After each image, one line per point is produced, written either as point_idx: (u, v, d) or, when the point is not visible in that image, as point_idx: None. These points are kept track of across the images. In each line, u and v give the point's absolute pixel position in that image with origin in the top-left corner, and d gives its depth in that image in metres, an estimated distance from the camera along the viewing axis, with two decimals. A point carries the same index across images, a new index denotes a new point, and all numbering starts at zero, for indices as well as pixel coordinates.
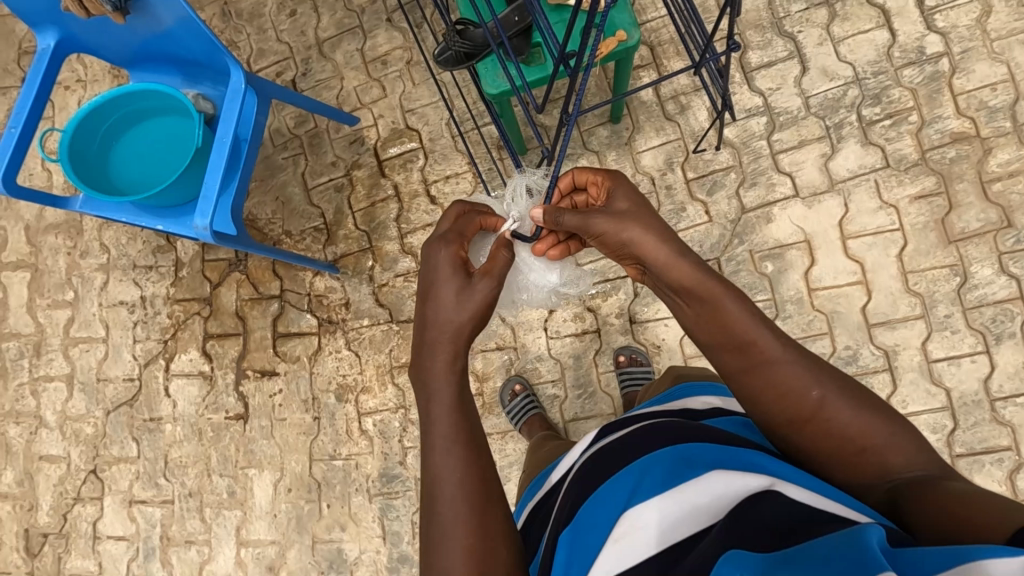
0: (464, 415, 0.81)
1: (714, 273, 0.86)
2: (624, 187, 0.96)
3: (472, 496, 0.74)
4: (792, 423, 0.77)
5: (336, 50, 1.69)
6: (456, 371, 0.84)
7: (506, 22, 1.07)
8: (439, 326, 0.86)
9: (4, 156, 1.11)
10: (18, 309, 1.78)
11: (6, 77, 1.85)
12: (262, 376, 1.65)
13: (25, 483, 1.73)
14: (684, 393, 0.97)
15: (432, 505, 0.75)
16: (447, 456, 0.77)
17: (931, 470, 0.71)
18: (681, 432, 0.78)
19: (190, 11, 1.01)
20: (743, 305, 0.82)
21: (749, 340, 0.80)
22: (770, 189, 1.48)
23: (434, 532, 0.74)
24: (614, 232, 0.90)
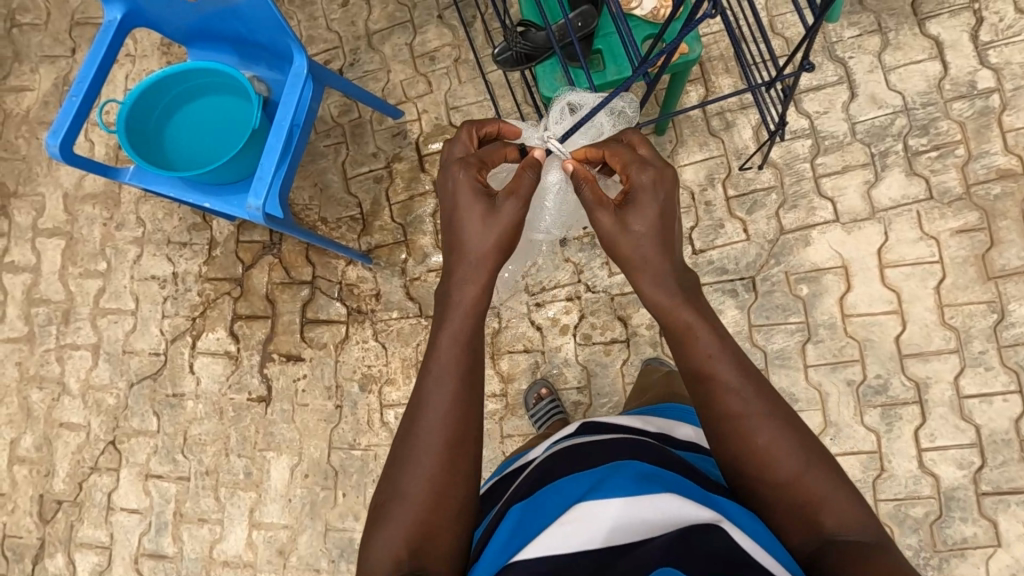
0: (469, 354, 0.83)
1: (695, 296, 0.84)
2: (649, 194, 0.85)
3: (451, 430, 0.79)
4: (742, 456, 0.77)
5: (386, 43, 1.70)
6: (472, 317, 0.84)
7: (572, 24, 1.08)
8: (465, 260, 0.85)
9: (64, 124, 1.13)
10: (50, 275, 1.79)
11: (56, 46, 1.87)
12: (287, 360, 1.66)
13: (43, 448, 1.74)
14: (673, 414, 1.01)
15: (411, 422, 0.80)
16: (439, 385, 0.81)
17: (861, 537, 0.71)
18: (655, 453, 0.82)
19: None
20: (715, 337, 0.81)
21: (713, 367, 0.80)
22: (810, 213, 1.48)
23: (404, 450, 0.80)
24: (627, 225, 0.83)
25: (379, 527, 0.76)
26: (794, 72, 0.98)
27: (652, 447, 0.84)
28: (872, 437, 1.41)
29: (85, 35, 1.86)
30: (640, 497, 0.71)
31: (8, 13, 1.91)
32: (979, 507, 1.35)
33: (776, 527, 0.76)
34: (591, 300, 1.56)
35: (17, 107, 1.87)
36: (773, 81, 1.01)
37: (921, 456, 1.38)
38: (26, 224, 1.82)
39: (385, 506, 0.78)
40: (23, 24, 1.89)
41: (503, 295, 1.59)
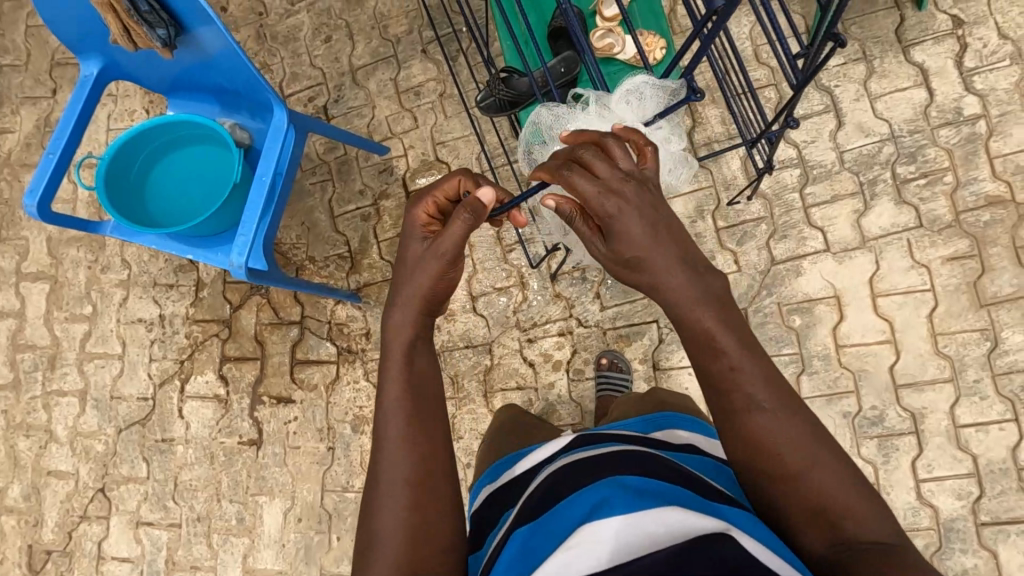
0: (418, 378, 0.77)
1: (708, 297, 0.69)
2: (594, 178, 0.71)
3: (415, 465, 0.72)
4: (751, 450, 0.66)
5: (370, 79, 1.69)
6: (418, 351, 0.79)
7: (553, 71, 1.07)
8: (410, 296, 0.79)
9: (41, 182, 1.11)
10: (35, 320, 1.77)
11: (37, 86, 1.85)
12: (278, 403, 1.63)
13: (32, 498, 1.71)
14: (666, 421, 0.93)
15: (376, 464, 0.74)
16: (390, 424, 0.74)
17: (885, 543, 0.60)
18: (660, 468, 0.75)
19: (234, 44, 0.99)
20: (738, 334, 0.68)
21: (735, 374, 0.67)
22: (801, 243, 1.48)
23: (372, 503, 0.72)
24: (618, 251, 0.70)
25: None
26: (778, 129, 0.96)
27: (655, 463, 0.77)
28: (869, 469, 1.40)
29: (66, 75, 1.84)
30: (640, 513, 0.65)
31: None
32: (979, 538, 1.34)
33: (788, 526, 0.65)
34: (583, 335, 1.54)
35: None
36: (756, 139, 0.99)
37: (919, 487, 1.37)
38: (9, 269, 1.80)
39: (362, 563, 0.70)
40: (3, 66, 1.87)
41: (495, 331, 1.58)
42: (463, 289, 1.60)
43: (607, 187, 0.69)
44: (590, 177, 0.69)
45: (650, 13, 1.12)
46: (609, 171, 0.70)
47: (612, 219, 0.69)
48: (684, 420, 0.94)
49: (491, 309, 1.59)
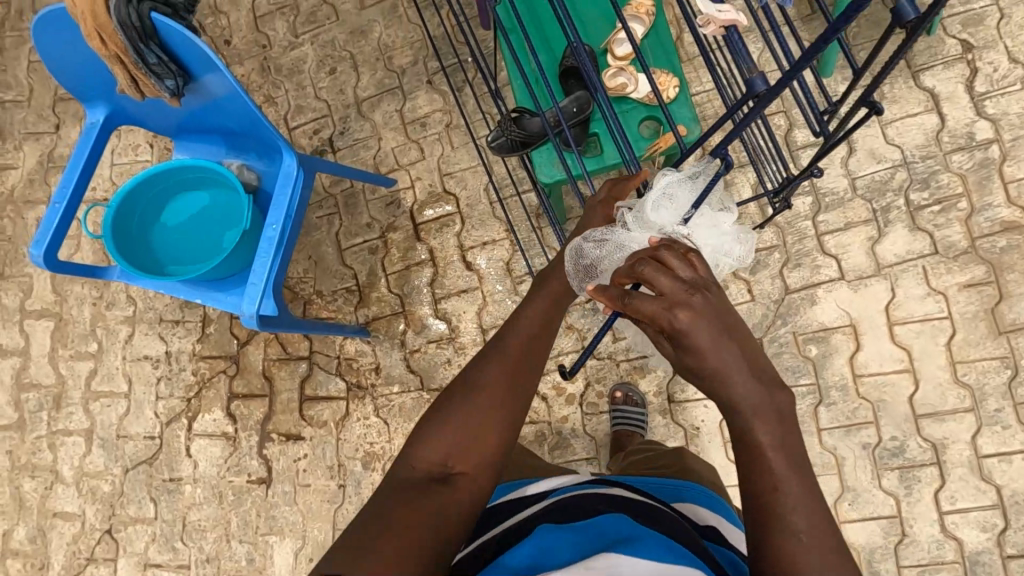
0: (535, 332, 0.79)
1: (778, 414, 0.64)
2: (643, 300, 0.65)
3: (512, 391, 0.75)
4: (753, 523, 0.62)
5: (376, 110, 1.68)
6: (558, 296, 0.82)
7: (565, 111, 1.07)
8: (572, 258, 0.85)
9: (47, 233, 1.09)
10: (40, 359, 1.75)
11: (40, 122, 1.84)
12: (287, 440, 1.61)
13: (37, 540, 1.68)
14: (696, 498, 0.88)
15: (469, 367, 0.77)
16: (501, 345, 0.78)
17: None
18: (681, 533, 0.70)
19: (238, 87, 0.96)
20: (778, 434, 0.63)
21: (777, 494, 0.61)
22: (815, 271, 1.46)
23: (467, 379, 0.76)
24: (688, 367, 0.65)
25: (429, 423, 0.73)
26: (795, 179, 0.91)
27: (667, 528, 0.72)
28: (891, 502, 1.37)
29: (69, 110, 1.83)
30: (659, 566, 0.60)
31: None
32: (1005, 572, 1.31)
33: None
34: (596, 367, 1.52)
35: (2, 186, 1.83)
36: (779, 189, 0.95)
37: (943, 519, 1.35)
38: (13, 306, 1.78)
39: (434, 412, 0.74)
40: (5, 102, 1.86)
41: None
42: (473, 323, 1.57)
43: (672, 302, 0.63)
44: (651, 297, 0.64)
45: (662, 50, 1.12)
46: (673, 284, 0.64)
47: (683, 334, 0.62)
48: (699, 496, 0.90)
49: None
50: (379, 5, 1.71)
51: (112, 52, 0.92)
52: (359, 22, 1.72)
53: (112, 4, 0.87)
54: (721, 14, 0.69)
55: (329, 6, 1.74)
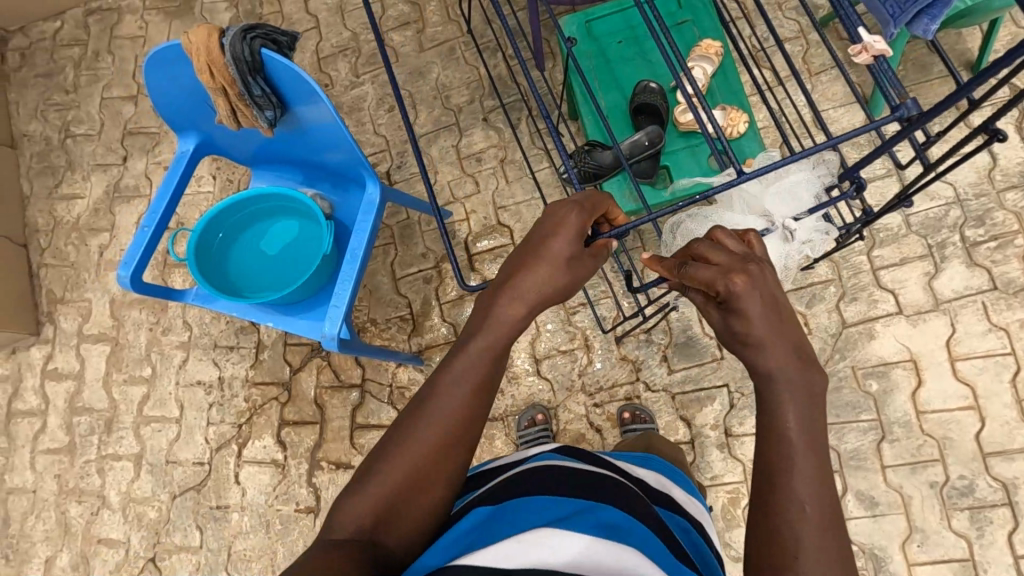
0: (485, 380, 0.69)
1: (813, 400, 0.61)
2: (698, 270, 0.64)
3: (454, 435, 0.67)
4: (759, 479, 0.60)
5: (432, 145, 1.74)
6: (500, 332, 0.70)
7: (637, 144, 1.11)
8: (519, 281, 0.70)
9: (135, 255, 1.14)
10: (94, 383, 1.77)
11: (108, 154, 1.92)
12: (337, 469, 1.60)
13: (80, 568, 1.66)
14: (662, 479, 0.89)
15: (422, 400, 0.69)
16: (453, 394, 0.68)
17: None
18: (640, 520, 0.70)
19: (336, 117, 1.01)
20: (806, 421, 0.60)
21: (794, 468, 0.58)
22: (872, 305, 1.46)
23: (408, 419, 0.68)
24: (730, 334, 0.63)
25: (366, 478, 0.66)
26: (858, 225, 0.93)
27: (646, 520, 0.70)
28: (963, 544, 1.33)
29: (137, 144, 1.92)
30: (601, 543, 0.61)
31: (62, 124, 1.97)
32: None
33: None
34: (651, 399, 1.51)
35: (68, 215, 1.90)
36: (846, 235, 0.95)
37: (1018, 564, 1.30)
38: (72, 330, 1.82)
39: (374, 462, 0.67)
40: (77, 135, 1.95)
41: (560, 395, 1.55)
42: (526, 354, 1.58)
43: (727, 270, 0.62)
44: (706, 265, 0.64)
45: (729, 90, 1.17)
46: (725, 258, 0.64)
47: (730, 300, 0.62)
48: (640, 458, 0.92)
49: (556, 373, 1.57)
50: (437, 49, 1.80)
51: (219, 84, 0.98)
52: (418, 64, 1.81)
53: (227, 40, 0.93)
54: (875, 41, 0.62)
55: (389, 48, 1.84)
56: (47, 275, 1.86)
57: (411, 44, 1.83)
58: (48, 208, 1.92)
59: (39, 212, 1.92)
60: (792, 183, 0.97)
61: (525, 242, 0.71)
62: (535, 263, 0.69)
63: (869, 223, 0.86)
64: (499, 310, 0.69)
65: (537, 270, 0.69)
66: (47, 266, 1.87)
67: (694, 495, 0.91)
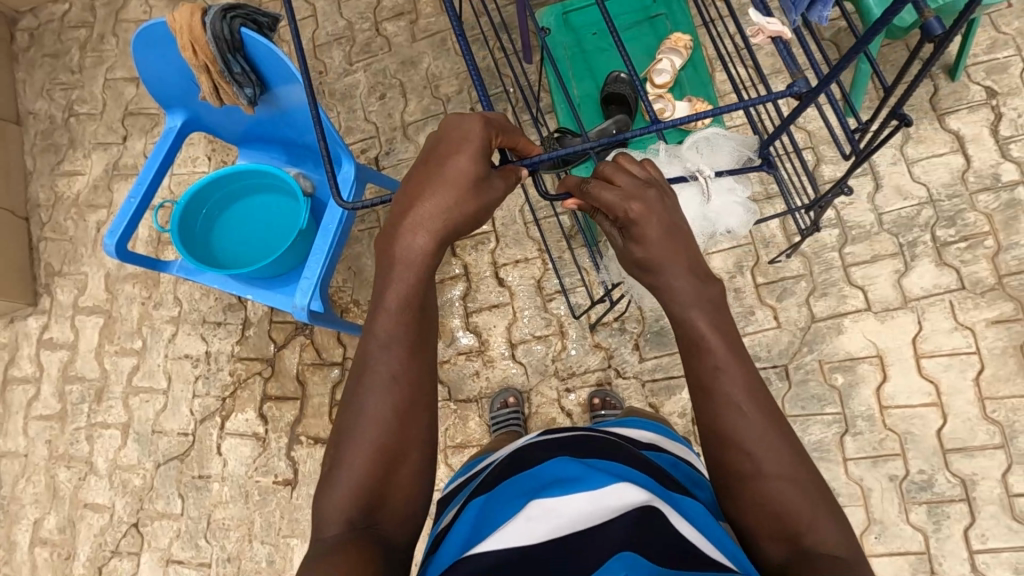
0: (418, 320, 0.72)
1: (714, 306, 0.72)
2: (602, 192, 0.73)
3: (402, 392, 0.70)
4: (695, 391, 0.71)
5: (420, 134, 1.79)
6: (421, 274, 0.71)
7: (604, 133, 1.14)
8: (424, 217, 0.70)
9: (121, 224, 1.19)
10: (87, 353, 1.83)
11: (110, 134, 1.98)
12: (315, 444, 1.65)
13: (66, 530, 1.72)
14: (637, 425, 0.92)
15: (362, 371, 0.71)
16: (387, 348, 0.71)
17: (843, 553, 0.61)
18: (612, 450, 0.75)
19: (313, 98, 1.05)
20: (713, 317, 0.71)
21: (718, 374, 0.69)
22: (841, 301, 1.49)
23: (355, 395, 0.71)
24: (637, 256, 0.73)
25: (337, 470, 0.68)
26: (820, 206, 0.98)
27: (615, 448, 0.75)
28: (920, 537, 1.35)
29: (137, 124, 1.97)
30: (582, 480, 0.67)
31: (67, 104, 2.03)
32: None
33: (764, 559, 0.65)
34: (622, 386, 1.55)
35: (68, 191, 1.96)
36: (812, 221, 1.05)
37: (973, 558, 1.32)
38: (67, 303, 1.88)
39: (338, 450, 0.69)
40: (80, 114, 2.01)
41: (533, 379, 1.59)
42: (503, 338, 1.62)
43: (627, 196, 0.71)
44: (610, 188, 0.72)
45: (699, 83, 1.20)
46: (628, 181, 0.72)
47: (635, 223, 0.71)
48: (626, 419, 0.95)
49: (530, 357, 1.60)
50: (429, 39, 1.85)
51: (201, 62, 1.02)
52: (410, 54, 1.85)
53: (209, 19, 0.98)
54: (770, 23, 0.70)
55: (383, 38, 1.88)
56: (46, 248, 1.93)
57: (404, 34, 1.87)
58: (50, 184, 1.98)
59: (41, 187, 1.98)
60: (713, 142, 1.05)
61: (417, 172, 0.72)
62: (434, 189, 0.70)
63: (815, 204, 0.92)
64: (412, 247, 0.70)
65: (440, 193, 0.70)
66: (47, 240, 1.93)
67: (680, 441, 0.93)
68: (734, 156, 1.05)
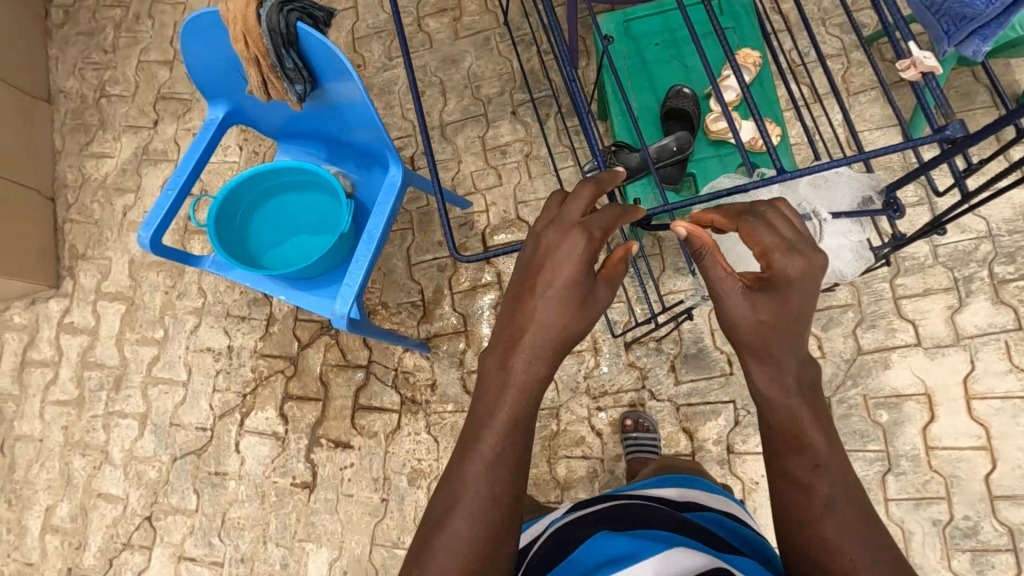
0: (523, 439, 0.66)
1: (810, 392, 0.66)
2: (769, 238, 0.65)
3: (497, 513, 0.63)
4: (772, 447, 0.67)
5: (458, 135, 1.74)
6: (526, 392, 0.66)
7: (666, 150, 1.09)
8: (537, 331, 0.65)
9: (157, 217, 1.16)
10: (107, 340, 1.80)
11: (140, 117, 1.94)
12: (335, 447, 1.61)
13: (78, 519, 1.69)
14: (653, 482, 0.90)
15: (453, 490, 0.65)
16: (484, 467, 0.64)
17: None
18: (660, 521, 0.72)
19: (367, 99, 1.01)
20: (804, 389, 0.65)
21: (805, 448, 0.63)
22: (890, 334, 1.43)
23: (445, 515, 0.64)
24: (758, 316, 0.64)
25: None
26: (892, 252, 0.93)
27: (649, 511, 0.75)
28: None
29: (169, 108, 1.94)
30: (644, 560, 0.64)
31: (98, 84, 2.00)
32: None
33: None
34: (655, 409, 1.50)
35: (96, 173, 1.93)
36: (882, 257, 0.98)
37: None
38: (90, 287, 1.85)
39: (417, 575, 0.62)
40: (111, 95, 1.98)
41: (563, 396, 1.54)
42: None
43: (790, 247, 0.64)
44: (775, 230, 0.65)
45: (764, 102, 1.15)
46: (789, 236, 0.65)
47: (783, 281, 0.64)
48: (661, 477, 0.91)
49: (561, 373, 1.56)
50: (471, 38, 1.80)
51: (252, 55, 0.98)
52: (451, 52, 1.80)
53: (264, 11, 0.94)
54: (926, 58, 0.63)
55: (424, 34, 1.83)
56: (71, 231, 1.90)
57: (446, 31, 1.82)
58: (78, 164, 1.95)
59: (68, 167, 1.95)
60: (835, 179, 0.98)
61: (520, 286, 0.66)
62: (541, 305, 0.65)
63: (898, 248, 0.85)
64: (521, 365, 0.65)
65: (546, 311, 0.65)
66: (72, 222, 1.90)
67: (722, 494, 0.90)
68: (853, 198, 0.96)
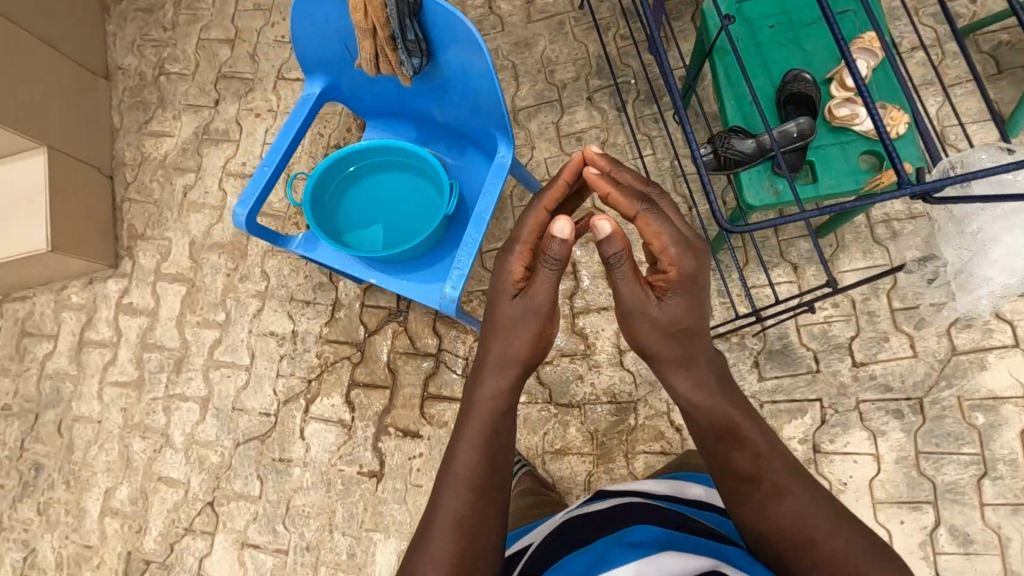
0: (494, 427, 0.84)
1: (724, 383, 0.83)
2: (664, 236, 0.83)
3: (476, 489, 0.80)
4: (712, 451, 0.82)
5: (532, 120, 1.70)
6: (498, 394, 0.86)
7: (787, 135, 1.05)
8: (501, 346, 0.87)
9: (253, 194, 1.12)
10: (167, 322, 1.77)
11: (201, 96, 1.91)
12: (404, 436, 1.58)
13: (138, 503, 1.66)
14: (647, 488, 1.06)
15: (444, 478, 0.82)
16: (467, 452, 0.82)
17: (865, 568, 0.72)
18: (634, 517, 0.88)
19: (488, 73, 0.97)
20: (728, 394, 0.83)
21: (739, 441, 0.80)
22: (986, 334, 1.39)
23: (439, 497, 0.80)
24: (664, 320, 0.82)
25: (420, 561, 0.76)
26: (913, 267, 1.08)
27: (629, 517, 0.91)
28: None
29: (231, 88, 1.90)
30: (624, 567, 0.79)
31: (157, 61, 1.96)
32: None
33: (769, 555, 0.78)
34: None
35: (155, 152, 1.90)
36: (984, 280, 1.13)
37: None
38: (149, 267, 1.81)
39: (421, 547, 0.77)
40: (171, 73, 1.94)
41: (641, 390, 1.51)
42: (610, 343, 1.54)
43: (686, 249, 0.83)
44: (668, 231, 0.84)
45: (889, 89, 1.11)
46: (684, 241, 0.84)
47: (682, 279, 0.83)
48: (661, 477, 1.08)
49: (639, 366, 1.52)
50: (545, 21, 1.75)
51: (370, 24, 0.94)
52: (524, 35, 1.76)
53: None
54: None
55: (495, 16, 1.79)
56: (130, 210, 1.86)
57: (518, 13, 1.77)
58: (136, 142, 1.91)
59: (127, 145, 1.92)
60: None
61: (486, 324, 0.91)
62: (499, 331, 0.88)
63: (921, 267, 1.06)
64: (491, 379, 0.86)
65: (502, 334, 0.88)
66: (131, 201, 1.87)
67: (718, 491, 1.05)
68: None
